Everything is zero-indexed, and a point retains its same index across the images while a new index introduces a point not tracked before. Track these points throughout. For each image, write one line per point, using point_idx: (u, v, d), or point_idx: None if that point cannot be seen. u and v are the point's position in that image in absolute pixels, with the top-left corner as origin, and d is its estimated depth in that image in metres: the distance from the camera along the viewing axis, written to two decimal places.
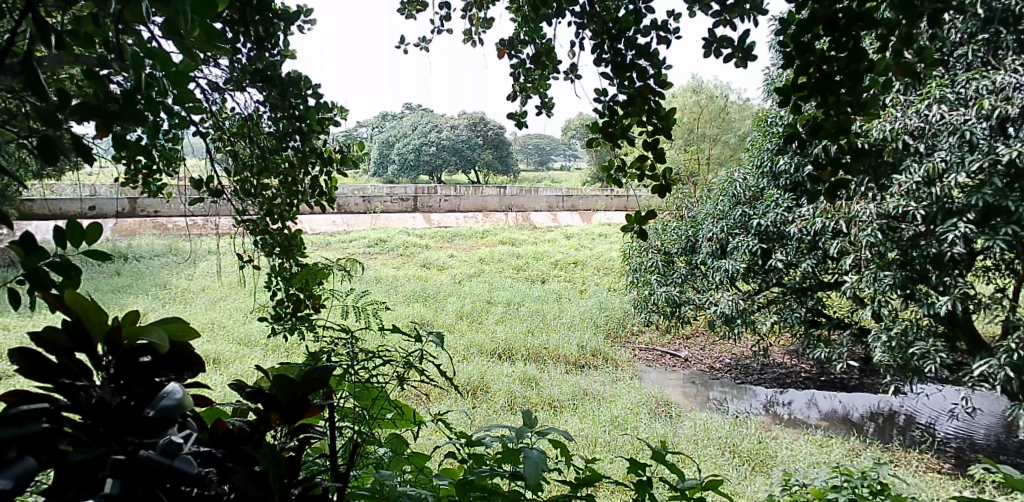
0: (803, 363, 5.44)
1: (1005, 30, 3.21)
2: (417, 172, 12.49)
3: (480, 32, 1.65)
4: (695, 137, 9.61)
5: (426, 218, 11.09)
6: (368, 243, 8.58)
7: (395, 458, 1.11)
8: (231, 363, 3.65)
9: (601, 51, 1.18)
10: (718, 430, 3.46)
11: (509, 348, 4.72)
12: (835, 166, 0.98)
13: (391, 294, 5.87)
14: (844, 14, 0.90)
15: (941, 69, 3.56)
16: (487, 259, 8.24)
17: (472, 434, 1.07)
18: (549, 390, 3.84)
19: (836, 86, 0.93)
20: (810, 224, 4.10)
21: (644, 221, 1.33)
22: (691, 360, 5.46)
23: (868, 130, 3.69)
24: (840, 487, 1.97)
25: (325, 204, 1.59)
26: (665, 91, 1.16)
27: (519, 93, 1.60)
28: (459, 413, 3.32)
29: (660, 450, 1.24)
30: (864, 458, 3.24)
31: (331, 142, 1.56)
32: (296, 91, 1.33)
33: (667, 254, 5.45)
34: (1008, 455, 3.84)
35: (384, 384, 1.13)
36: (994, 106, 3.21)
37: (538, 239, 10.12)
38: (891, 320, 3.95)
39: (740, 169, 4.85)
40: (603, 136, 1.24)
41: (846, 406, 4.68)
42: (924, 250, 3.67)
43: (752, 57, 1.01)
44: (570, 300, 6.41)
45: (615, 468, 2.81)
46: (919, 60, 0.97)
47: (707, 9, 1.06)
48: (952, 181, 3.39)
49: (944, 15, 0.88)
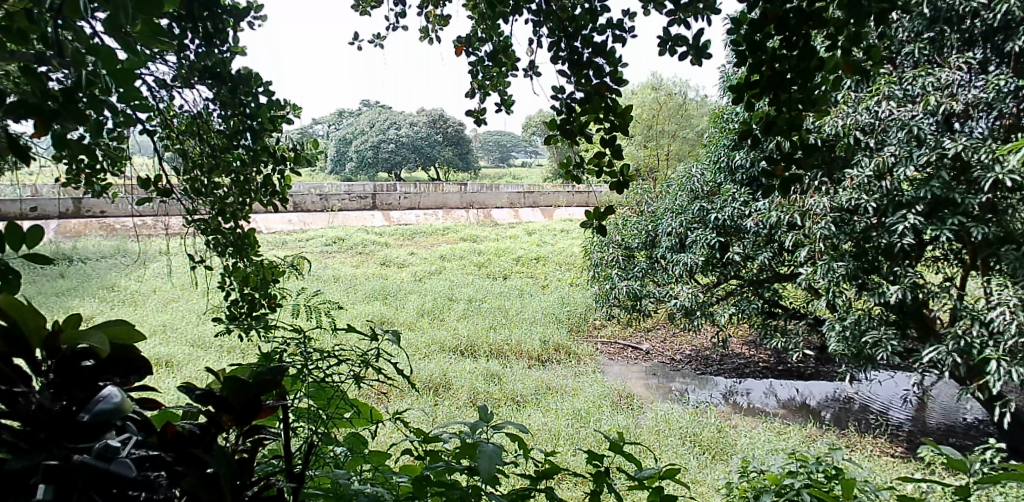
0: (760, 353, 5.56)
1: (949, 29, 3.51)
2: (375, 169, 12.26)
3: (438, 30, 1.66)
4: (654, 133, 9.68)
5: (385, 215, 10.96)
6: (326, 241, 8.44)
7: (353, 457, 1.10)
8: (184, 365, 3.56)
9: (558, 49, 1.21)
10: (679, 420, 3.51)
11: (471, 345, 4.72)
12: (788, 161, 1.02)
13: (349, 293, 5.80)
14: (795, 12, 0.93)
15: (889, 67, 3.79)
16: (448, 256, 8.22)
17: (429, 431, 1.06)
18: (512, 385, 3.86)
19: (788, 83, 0.96)
20: (765, 218, 4.18)
21: (603, 216, 1.35)
22: (652, 352, 5.55)
23: (820, 126, 3.79)
24: (796, 473, 2.01)
25: (280, 204, 1.56)
26: (621, 88, 1.18)
27: (478, 91, 1.60)
28: (419, 411, 3.31)
29: (617, 441, 1.25)
30: (819, 444, 3.34)
31: (283, 141, 1.54)
32: (247, 89, 1.31)
33: (628, 248, 5.50)
34: (957, 437, 4.01)
35: (340, 383, 1.12)
36: (941, 103, 3.41)
37: (501, 235, 10.14)
38: (845, 310, 4.06)
39: (697, 164, 4.95)
40: (562, 134, 1.26)
41: (803, 395, 4.81)
42: (876, 241, 3.79)
43: (706, 55, 1.03)
44: (533, 296, 6.43)
45: (576, 461, 2.84)
46: (869, 57, 1.01)
47: (661, 8, 1.09)
48: (901, 175, 3.53)
49: (891, 15, 0.91)
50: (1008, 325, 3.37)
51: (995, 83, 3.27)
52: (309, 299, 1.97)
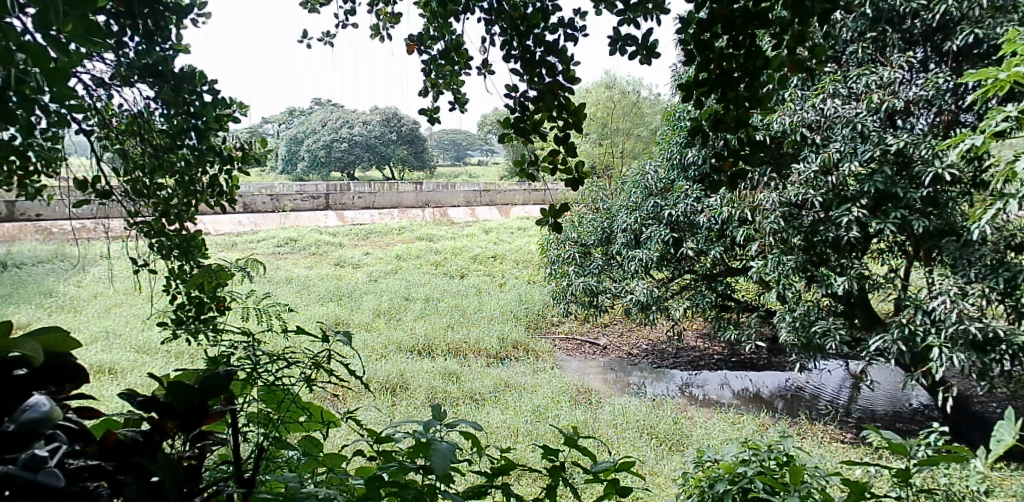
0: (714, 345, 5.68)
1: (891, 29, 3.68)
2: (328, 169, 11.93)
3: (389, 28, 1.65)
4: (609, 131, 9.78)
5: (339, 215, 10.80)
6: (276, 243, 8.26)
7: (307, 460, 1.08)
8: (128, 373, 3.44)
9: (510, 47, 1.22)
10: (636, 413, 3.57)
11: (428, 344, 4.69)
12: (736, 157, 1.05)
13: (302, 294, 5.69)
14: (740, 12, 0.96)
15: (835, 65, 3.96)
16: (404, 256, 8.16)
17: (383, 431, 1.05)
18: (470, 383, 3.86)
19: (735, 81, 1.00)
20: (717, 213, 4.27)
21: (557, 213, 1.36)
22: (610, 347, 5.63)
23: (769, 123, 3.91)
24: (749, 461, 2.07)
25: (227, 205, 1.53)
26: (574, 86, 1.20)
27: (431, 89, 1.59)
28: (374, 412, 3.28)
29: (572, 435, 1.27)
30: (771, 432, 3.43)
31: (230, 140, 1.51)
32: (191, 87, 1.28)
33: (584, 245, 5.55)
34: (903, 422, 4.17)
35: (292, 385, 1.10)
36: (882, 100, 3.56)
37: (458, 234, 10.13)
38: (795, 302, 4.17)
39: (651, 162, 5.03)
40: (516, 132, 1.27)
41: (756, 385, 4.94)
42: (824, 235, 3.91)
43: (656, 54, 1.06)
44: (490, 294, 6.43)
45: (534, 457, 2.86)
46: (813, 56, 1.04)
47: (612, 8, 1.12)
48: (846, 170, 3.66)
49: (833, 14, 0.93)
50: (949, 313, 3.53)
51: (934, 81, 3.49)
52: (256, 301, 1.92)
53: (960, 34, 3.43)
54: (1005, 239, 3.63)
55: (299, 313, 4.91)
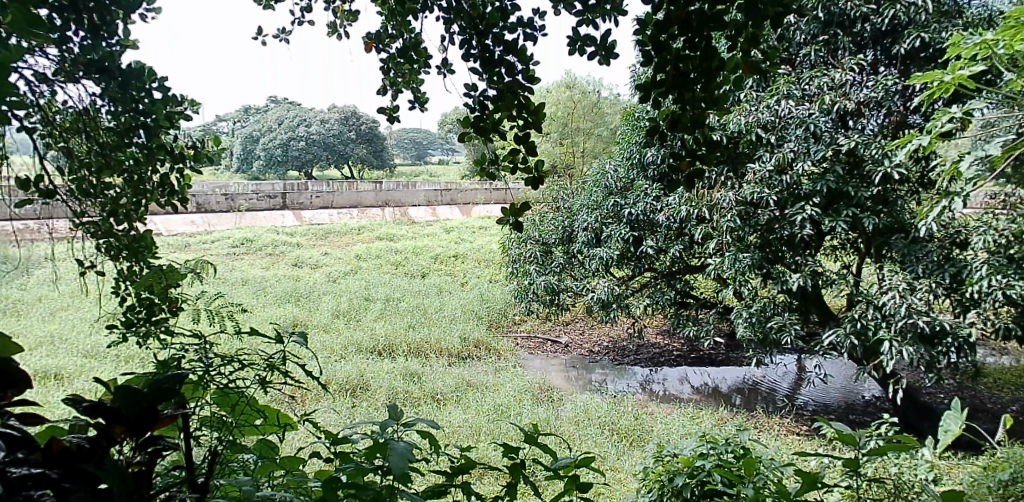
0: (674, 342, 5.77)
1: (842, 32, 3.81)
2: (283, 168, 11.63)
3: (346, 25, 1.63)
4: (569, 130, 9.85)
5: (297, 215, 10.62)
6: (232, 243, 8.09)
7: (263, 463, 1.06)
8: (75, 378, 3.33)
9: (469, 46, 1.22)
10: (598, 410, 3.61)
11: (388, 345, 4.66)
12: (693, 157, 1.07)
13: (259, 295, 5.59)
14: (696, 14, 0.98)
15: (788, 67, 4.07)
16: (365, 256, 8.08)
17: (340, 432, 1.03)
18: (432, 383, 3.85)
19: (691, 82, 1.02)
20: (676, 212, 4.34)
21: (517, 212, 1.37)
22: (571, 345, 5.67)
23: (725, 124, 4.00)
24: (707, 454, 2.11)
25: (179, 205, 1.50)
26: (533, 86, 1.21)
27: (389, 87, 1.58)
28: (332, 414, 3.23)
29: (532, 433, 1.27)
30: (729, 426, 3.50)
31: (181, 139, 1.48)
32: (139, 84, 1.23)
33: (545, 244, 5.58)
34: (855, 414, 4.31)
35: (247, 388, 1.08)
36: (834, 102, 3.69)
37: (419, 233, 10.08)
38: (751, 298, 4.26)
39: (611, 161, 5.08)
40: (475, 131, 1.27)
41: (715, 380, 5.05)
42: (779, 233, 4.01)
43: (614, 55, 1.09)
44: (452, 293, 6.42)
45: (495, 455, 2.86)
46: (766, 58, 1.07)
47: (571, 8, 1.13)
48: (800, 169, 3.76)
49: (786, 18, 0.96)
50: (898, 307, 3.66)
51: (883, 83, 3.62)
52: (209, 303, 1.88)
53: (908, 38, 3.62)
54: (950, 236, 3.79)
55: (255, 314, 4.81)
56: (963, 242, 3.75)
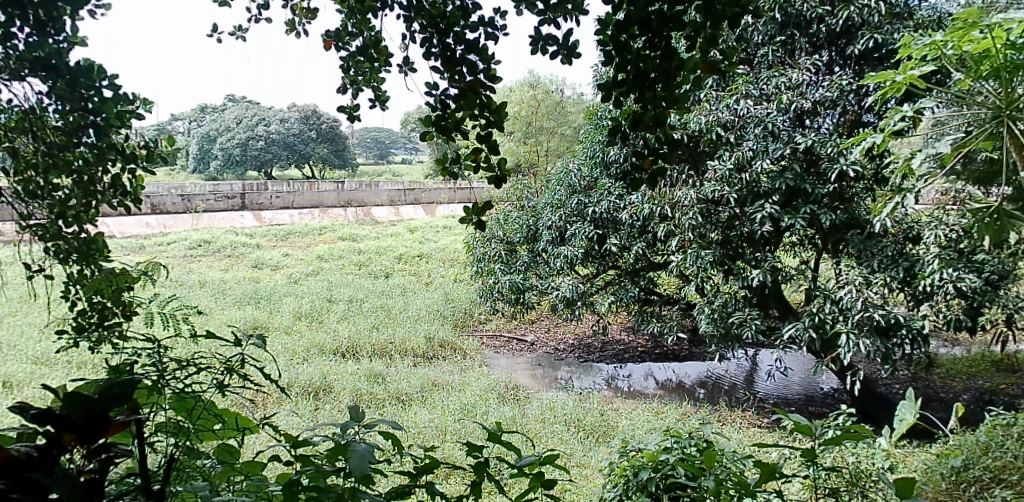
0: (638, 338, 5.84)
1: (798, 32, 3.91)
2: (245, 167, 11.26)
3: (305, 23, 1.61)
4: (533, 130, 9.89)
5: (256, 215, 10.41)
6: (189, 244, 7.90)
7: (224, 468, 1.04)
8: (23, 386, 3.21)
9: (430, 45, 1.22)
10: (563, 407, 3.63)
11: (352, 346, 4.62)
12: (655, 155, 1.09)
13: (218, 297, 5.47)
14: (656, 15, 1.01)
15: (747, 67, 4.16)
16: (327, 256, 7.97)
17: (300, 435, 1.02)
18: (397, 384, 3.82)
19: (652, 82, 1.04)
20: (639, 210, 4.39)
21: (481, 211, 1.37)
22: (537, 343, 5.70)
23: (686, 122, 4.06)
24: (671, 448, 2.14)
25: (131, 205, 1.46)
26: (495, 85, 1.21)
27: (350, 86, 1.56)
28: (294, 417, 3.18)
29: (495, 431, 1.27)
30: (693, 420, 3.56)
31: (133, 138, 1.44)
32: (88, 82, 1.22)
33: (510, 243, 5.59)
34: (815, 406, 4.42)
35: (203, 392, 1.05)
36: (791, 101, 3.79)
37: (382, 233, 9.99)
38: (713, 294, 4.33)
39: (574, 160, 5.12)
40: (437, 130, 1.27)
41: (679, 375, 5.12)
42: (739, 229, 4.10)
43: (576, 54, 1.11)
44: (417, 294, 6.38)
45: (459, 453, 2.86)
46: (723, 59, 1.09)
47: (532, 7, 1.15)
48: (759, 167, 3.84)
49: (742, 19, 0.99)
50: (855, 301, 3.76)
51: (838, 82, 3.73)
52: (163, 306, 1.83)
53: (861, 38, 3.72)
54: (903, 231, 3.91)
55: (213, 317, 4.71)
56: (915, 237, 3.88)
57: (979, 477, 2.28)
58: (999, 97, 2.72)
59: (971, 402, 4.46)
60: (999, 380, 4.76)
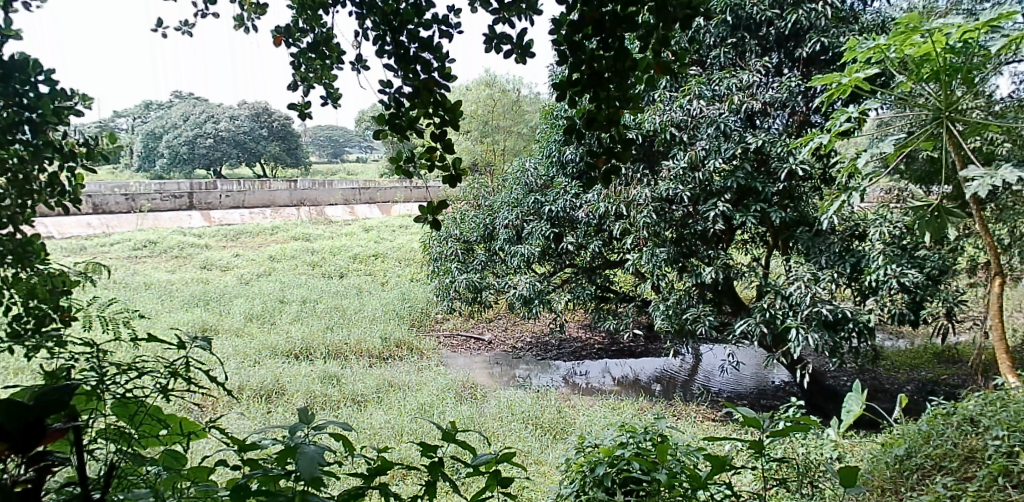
0: (595, 335, 5.90)
1: (749, 35, 4.02)
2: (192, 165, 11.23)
3: (254, 18, 1.58)
4: (490, 128, 9.89)
5: (204, 215, 10.12)
6: (133, 245, 7.64)
7: (170, 475, 1.00)
8: None
9: (383, 42, 1.21)
10: (521, 405, 3.65)
11: (305, 347, 4.55)
12: (608, 154, 1.11)
13: (164, 299, 5.31)
14: (610, 15, 1.02)
15: (700, 68, 4.24)
16: (279, 257, 7.82)
17: (248, 438, 0.99)
18: (352, 385, 3.78)
19: (606, 82, 1.06)
20: (594, 208, 4.43)
21: (436, 210, 1.37)
22: (494, 342, 5.71)
23: (641, 122, 4.13)
24: (626, 443, 2.18)
25: (70, 206, 1.40)
26: (449, 84, 1.22)
27: (300, 83, 1.53)
28: (243, 421, 3.12)
29: (450, 431, 1.27)
30: (648, 415, 3.63)
31: (72, 135, 1.39)
32: (23, 77, 1.18)
33: (466, 242, 5.58)
34: (766, 399, 4.55)
35: (145, 397, 1.02)
36: (742, 101, 3.89)
37: (336, 233, 9.83)
38: (668, 291, 4.40)
39: (530, 159, 5.15)
40: (391, 129, 1.26)
41: (635, 371, 5.21)
42: (692, 227, 4.17)
43: (530, 53, 1.14)
44: (372, 294, 6.32)
45: (412, 453, 2.85)
46: (676, 60, 1.11)
47: (487, 6, 1.15)
48: (712, 166, 3.93)
49: (693, 20, 1.01)
50: (804, 296, 3.88)
51: (787, 84, 3.84)
52: (101, 309, 1.76)
53: (809, 42, 3.84)
54: (850, 229, 4.05)
55: (158, 320, 4.57)
56: (861, 234, 4.02)
57: (921, 465, 2.38)
58: (938, 98, 3.02)
59: (914, 392, 4.64)
60: (940, 371, 4.97)
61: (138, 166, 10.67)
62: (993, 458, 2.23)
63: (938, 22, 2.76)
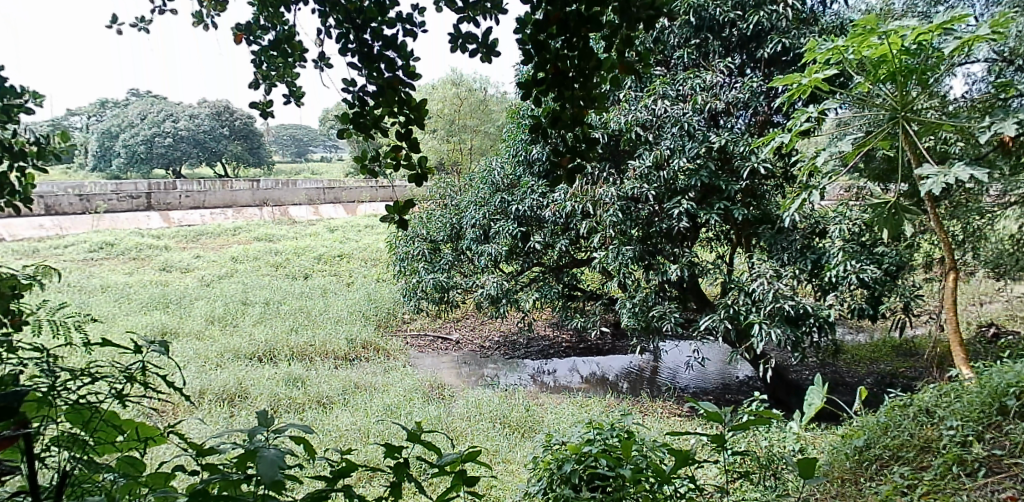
0: (563, 333, 5.93)
1: (712, 36, 4.09)
2: (149, 165, 11.15)
3: (213, 15, 1.55)
4: (456, 128, 9.87)
5: (163, 215, 9.88)
6: (89, 247, 7.41)
7: (127, 482, 0.98)
8: None
9: (346, 41, 1.20)
10: (489, 404, 3.66)
11: (269, 350, 4.48)
12: (573, 153, 1.13)
13: (121, 302, 5.17)
14: (574, 15, 1.03)
15: (664, 68, 4.30)
16: (241, 258, 7.68)
17: (208, 442, 0.98)
18: (317, 387, 3.74)
19: (570, 81, 1.07)
20: (561, 207, 4.45)
21: (402, 210, 1.36)
22: (462, 342, 5.70)
23: (607, 121, 4.17)
24: (593, 440, 2.19)
25: (20, 206, 1.36)
26: (414, 83, 1.22)
27: (262, 82, 1.50)
28: (202, 426, 3.05)
29: (416, 432, 1.26)
30: (615, 412, 3.67)
31: (22, 134, 1.35)
32: None
33: (433, 242, 5.56)
34: (731, 394, 4.63)
35: (100, 403, 1.00)
36: (706, 102, 3.95)
37: (300, 233, 9.69)
38: (634, 289, 4.45)
39: (497, 158, 5.16)
40: (355, 128, 1.25)
41: (603, 369, 5.25)
42: (658, 226, 4.22)
43: (495, 53, 1.15)
44: (337, 294, 6.25)
45: (378, 455, 2.83)
46: (640, 60, 1.13)
47: (451, 5, 1.15)
48: (676, 165, 3.98)
49: (656, 21, 1.03)
50: (767, 293, 3.96)
51: (749, 84, 3.92)
52: (52, 313, 1.70)
53: (771, 43, 3.92)
54: (811, 226, 4.15)
55: (114, 324, 4.45)
56: (821, 231, 4.12)
57: (880, 455, 2.45)
58: (895, 99, 3.11)
59: (873, 385, 4.78)
60: (898, 364, 5.13)
61: (92, 167, 10.32)
62: (947, 448, 2.31)
63: (893, 25, 2.85)
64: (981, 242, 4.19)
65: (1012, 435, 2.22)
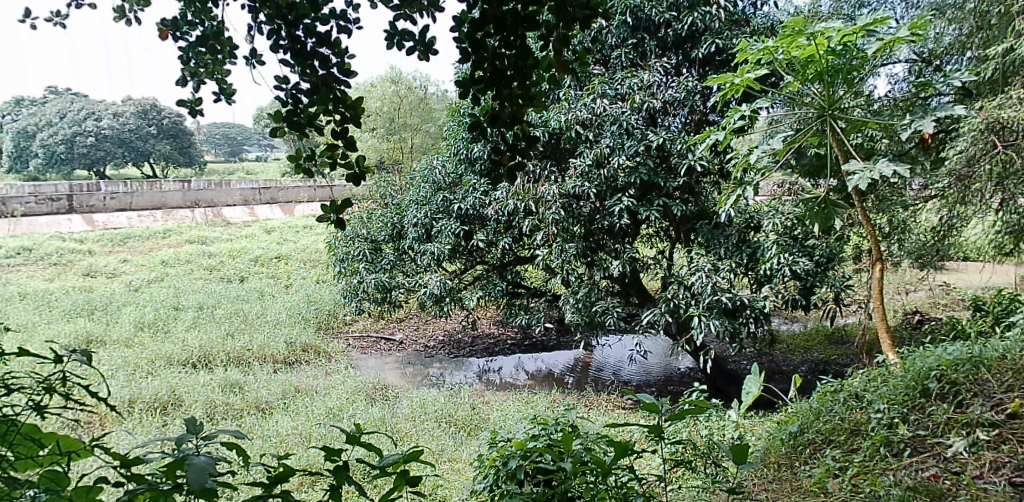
0: (508, 331, 5.96)
1: (648, 36, 4.19)
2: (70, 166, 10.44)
3: (136, 9, 1.49)
4: (396, 126, 9.78)
5: (87, 218, 9.39)
6: (4, 251, 6.97)
7: (50, 497, 0.93)
8: None
9: (278, 37, 1.18)
10: (434, 404, 3.65)
11: (204, 356, 4.34)
12: (513, 150, 1.14)
13: (40, 309, 4.89)
14: (509, 15, 1.04)
15: (602, 67, 4.37)
16: (172, 261, 7.38)
17: (136, 453, 0.94)
18: (256, 392, 3.64)
19: (508, 79, 1.08)
20: (504, 205, 4.47)
21: (339, 209, 1.34)
22: (406, 342, 5.66)
23: (547, 119, 4.21)
24: (537, 435, 2.20)
25: None
26: (350, 80, 1.20)
27: (189, 79, 1.45)
28: (128, 439, 2.92)
29: (355, 434, 1.25)
30: (559, 406, 3.71)
31: None
32: None
33: (375, 241, 5.49)
34: (672, 385, 4.76)
35: (16, 416, 0.94)
36: (643, 100, 4.04)
37: (235, 235, 9.39)
38: (578, 285, 4.51)
39: (438, 156, 5.13)
40: (289, 126, 1.23)
41: (548, 365, 5.31)
42: (600, 222, 4.28)
43: (432, 50, 1.15)
44: (276, 297, 6.09)
45: (318, 460, 2.79)
46: (577, 59, 1.15)
47: (387, 3, 1.15)
48: (616, 163, 4.07)
49: (591, 21, 1.05)
50: (705, 286, 4.08)
51: (684, 84, 4.03)
52: None
53: (705, 43, 4.04)
54: (746, 221, 4.30)
55: (34, 333, 4.21)
56: (756, 226, 4.28)
57: (813, 440, 2.57)
58: (822, 98, 3.26)
59: (807, 373, 4.99)
60: (830, 352, 5.38)
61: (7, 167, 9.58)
62: (875, 430, 2.44)
63: (820, 27, 2.98)
64: (904, 234, 4.44)
65: (935, 416, 2.37)
